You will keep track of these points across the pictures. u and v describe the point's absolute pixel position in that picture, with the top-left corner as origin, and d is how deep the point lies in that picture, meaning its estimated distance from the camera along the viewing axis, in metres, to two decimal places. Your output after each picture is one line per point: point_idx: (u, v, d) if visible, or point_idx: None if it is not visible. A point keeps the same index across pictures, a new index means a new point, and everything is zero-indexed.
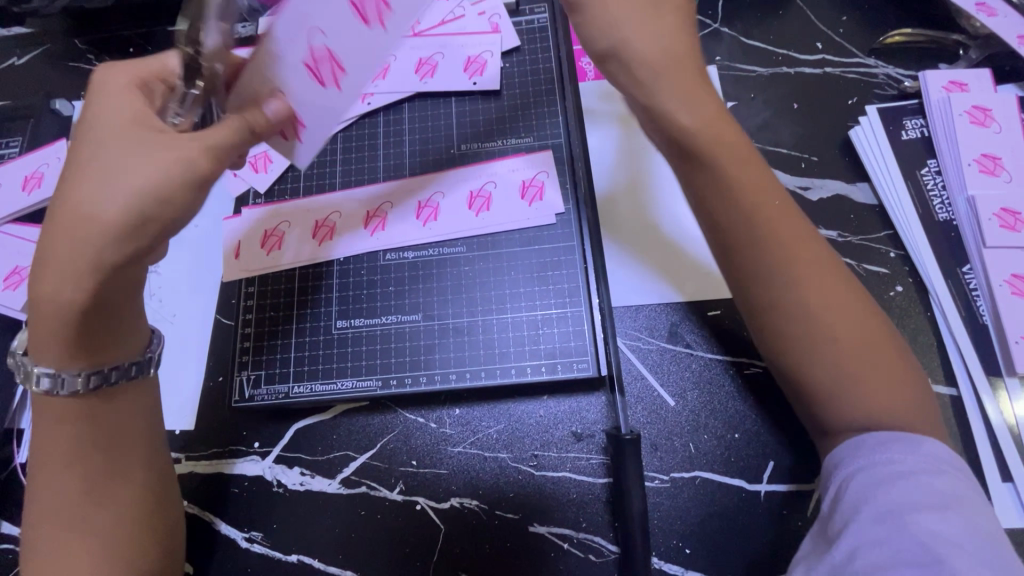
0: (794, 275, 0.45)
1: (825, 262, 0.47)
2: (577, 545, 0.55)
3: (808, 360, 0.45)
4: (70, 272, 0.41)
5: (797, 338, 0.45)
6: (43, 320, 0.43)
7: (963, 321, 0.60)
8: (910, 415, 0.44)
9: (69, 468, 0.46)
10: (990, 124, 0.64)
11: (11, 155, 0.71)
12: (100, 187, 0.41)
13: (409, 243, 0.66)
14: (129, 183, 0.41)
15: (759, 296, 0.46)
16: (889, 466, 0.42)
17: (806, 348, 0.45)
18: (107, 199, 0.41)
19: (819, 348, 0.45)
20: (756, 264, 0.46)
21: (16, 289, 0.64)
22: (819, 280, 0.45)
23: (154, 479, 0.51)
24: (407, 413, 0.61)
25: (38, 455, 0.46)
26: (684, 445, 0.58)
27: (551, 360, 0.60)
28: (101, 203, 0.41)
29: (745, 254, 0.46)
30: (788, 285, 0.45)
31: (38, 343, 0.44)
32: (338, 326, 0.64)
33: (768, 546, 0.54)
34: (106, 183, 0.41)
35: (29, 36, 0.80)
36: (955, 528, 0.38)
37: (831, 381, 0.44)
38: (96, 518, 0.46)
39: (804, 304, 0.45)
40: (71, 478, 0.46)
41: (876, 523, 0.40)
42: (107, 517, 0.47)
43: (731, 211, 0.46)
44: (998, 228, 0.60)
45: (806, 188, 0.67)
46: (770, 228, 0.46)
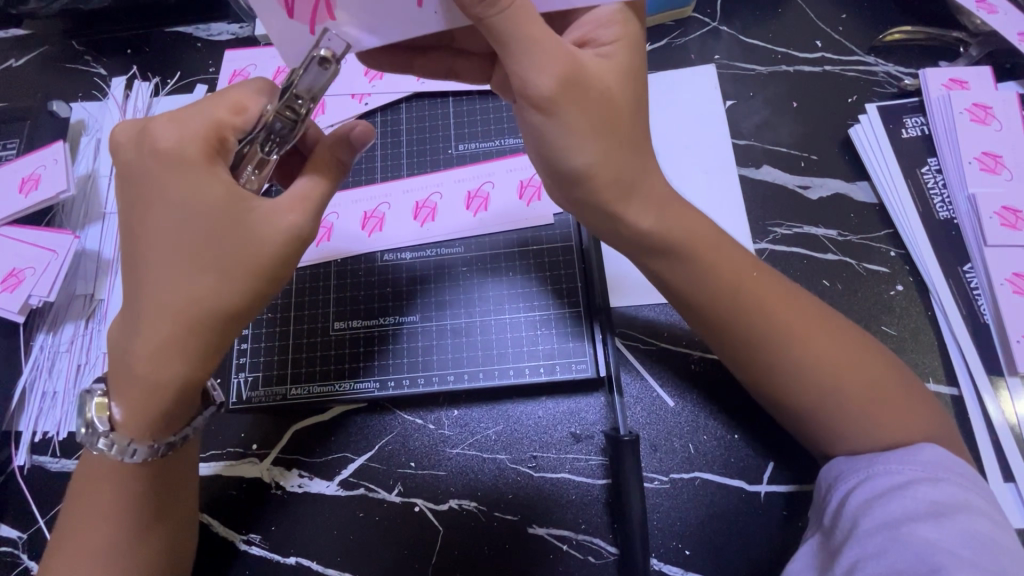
0: (787, 333, 0.48)
1: (814, 315, 0.49)
2: (576, 547, 0.55)
3: (840, 419, 0.46)
4: (194, 351, 0.42)
5: (812, 391, 0.47)
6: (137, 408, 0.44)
7: (964, 320, 0.59)
8: (912, 425, 0.46)
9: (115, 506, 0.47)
10: (991, 122, 0.64)
11: (7, 158, 0.71)
12: (215, 267, 0.42)
13: (406, 244, 0.66)
14: (245, 256, 0.42)
15: (768, 373, 0.48)
16: (886, 478, 0.43)
17: (827, 399, 0.47)
18: (228, 277, 0.42)
19: (841, 401, 0.46)
20: (758, 345, 0.48)
21: (13, 292, 0.63)
22: (814, 337, 0.47)
23: (185, 506, 0.52)
24: (404, 414, 0.61)
25: (86, 491, 0.48)
26: (684, 446, 0.57)
27: (550, 361, 0.60)
28: (221, 283, 0.42)
29: (742, 339, 0.49)
30: (793, 358, 0.47)
31: (128, 422, 0.44)
32: (336, 327, 0.63)
33: (769, 547, 0.53)
34: (218, 262, 0.42)
35: (27, 38, 0.80)
36: (951, 536, 0.39)
37: (858, 422, 0.46)
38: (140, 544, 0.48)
39: (809, 366, 0.47)
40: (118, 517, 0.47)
41: (872, 534, 0.41)
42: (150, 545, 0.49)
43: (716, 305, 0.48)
44: (999, 227, 0.60)
45: (806, 187, 0.66)
46: (754, 297, 0.48)
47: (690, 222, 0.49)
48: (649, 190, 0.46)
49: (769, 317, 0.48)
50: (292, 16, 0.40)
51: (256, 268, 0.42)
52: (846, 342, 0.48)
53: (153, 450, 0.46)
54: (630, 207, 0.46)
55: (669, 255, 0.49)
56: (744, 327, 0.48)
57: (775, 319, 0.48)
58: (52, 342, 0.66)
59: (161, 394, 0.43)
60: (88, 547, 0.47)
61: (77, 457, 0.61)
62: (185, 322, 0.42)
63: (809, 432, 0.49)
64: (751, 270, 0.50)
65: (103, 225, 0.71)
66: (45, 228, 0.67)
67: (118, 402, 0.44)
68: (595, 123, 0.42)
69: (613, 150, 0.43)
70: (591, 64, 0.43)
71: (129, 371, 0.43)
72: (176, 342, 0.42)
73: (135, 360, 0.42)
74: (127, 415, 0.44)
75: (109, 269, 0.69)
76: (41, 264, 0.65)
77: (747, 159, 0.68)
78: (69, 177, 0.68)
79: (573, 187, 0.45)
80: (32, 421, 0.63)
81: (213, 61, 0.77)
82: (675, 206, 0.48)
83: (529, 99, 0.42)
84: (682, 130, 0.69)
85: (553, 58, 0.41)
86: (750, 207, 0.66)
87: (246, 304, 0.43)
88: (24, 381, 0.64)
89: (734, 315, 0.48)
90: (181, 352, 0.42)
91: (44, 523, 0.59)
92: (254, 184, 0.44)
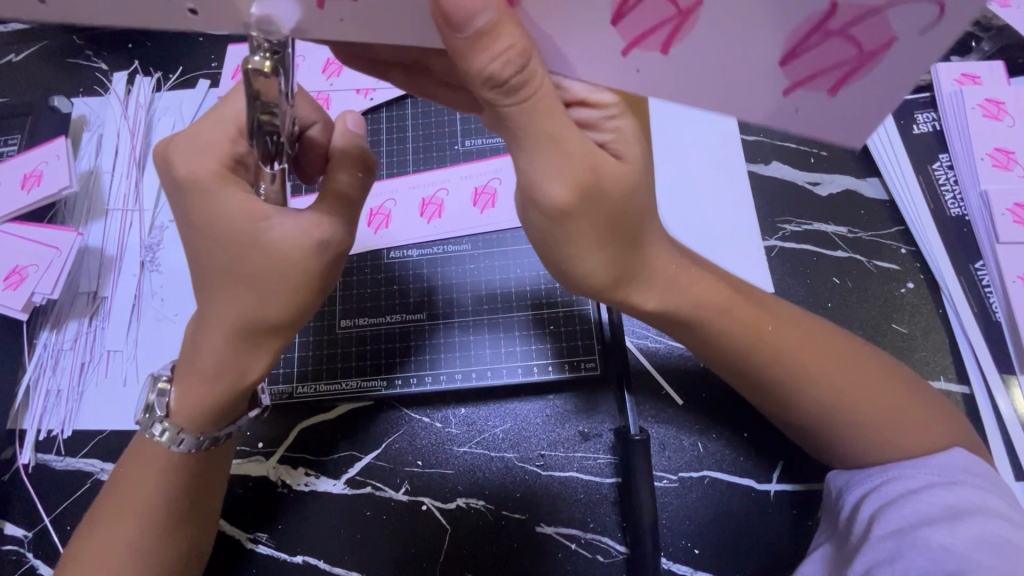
0: (794, 356, 0.46)
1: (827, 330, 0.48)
2: (585, 546, 0.55)
3: (852, 430, 0.46)
4: (248, 352, 0.45)
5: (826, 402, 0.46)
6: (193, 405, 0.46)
7: (975, 318, 0.59)
8: (935, 435, 0.45)
9: (130, 511, 0.47)
10: (1004, 118, 0.63)
11: (9, 153, 0.70)
12: (256, 289, 0.42)
13: (414, 241, 0.65)
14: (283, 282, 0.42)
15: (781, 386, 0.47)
16: (900, 483, 0.44)
17: (842, 409, 0.46)
18: (271, 297, 0.42)
19: (854, 410, 0.46)
20: (773, 358, 0.47)
21: (16, 289, 0.62)
22: (822, 348, 0.47)
23: (201, 518, 0.51)
24: (411, 412, 0.60)
25: (109, 495, 0.49)
26: (693, 444, 0.57)
27: (558, 359, 0.59)
28: (268, 304, 0.43)
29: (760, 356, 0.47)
30: (803, 371, 0.46)
31: (189, 411, 0.46)
32: (343, 324, 0.63)
33: (779, 548, 0.53)
34: (259, 284, 0.42)
35: (26, 32, 0.79)
36: (966, 540, 0.39)
37: (872, 430, 0.46)
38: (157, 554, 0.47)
39: (821, 382, 0.46)
40: (138, 523, 0.47)
41: (887, 539, 0.41)
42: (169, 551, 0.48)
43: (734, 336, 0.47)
44: (1011, 224, 0.60)
45: (816, 184, 0.66)
46: (769, 345, 0.46)
47: (705, 284, 0.46)
48: (654, 270, 0.44)
49: (797, 362, 0.46)
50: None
51: (304, 286, 0.43)
52: (870, 370, 0.47)
53: (198, 442, 0.48)
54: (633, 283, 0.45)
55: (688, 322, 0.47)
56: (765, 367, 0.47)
57: (802, 359, 0.46)
58: (55, 340, 0.66)
59: (214, 382, 0.45)
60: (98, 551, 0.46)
61: (83, 455, 0.61)
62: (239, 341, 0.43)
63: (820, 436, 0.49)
64: (766, 325, 0.47)
65: (106, 223, 0.70)
66: (48, 224, 0.67)
67: (177, 388, 0.47)
68: (600, 233, 0.39)
69: (616, 255, 0.41)
70: (609, 165, 0.38)
71: (194, 366, 0.45)
72: (230, 351, 0.44)
73: (202, 361, 0.45)
74: (181, 401, 0.47)
75: (112, 268, 0.68)
76: (44, 261, 0.64)
77: (756, 155, 0.67)
78: (72, 173, 0.68)
79: (574, 284, 0.44)
80: (34, 420, 0.62)
81: (216, 56, 0.76)
82: (685, 274, 0.46)
83: (540, 207, 0.38)
84: (689, 126, 0.69)
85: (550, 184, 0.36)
86: (759, 202, 0.65)
87: (292, 317, 0.44)
88: (28, 379, 0.64)
89: (768, 360, 0.47)
90: (237, 355, 0.45)
91: (49, 521, 0.58)
92: (274, 198, 0.43)
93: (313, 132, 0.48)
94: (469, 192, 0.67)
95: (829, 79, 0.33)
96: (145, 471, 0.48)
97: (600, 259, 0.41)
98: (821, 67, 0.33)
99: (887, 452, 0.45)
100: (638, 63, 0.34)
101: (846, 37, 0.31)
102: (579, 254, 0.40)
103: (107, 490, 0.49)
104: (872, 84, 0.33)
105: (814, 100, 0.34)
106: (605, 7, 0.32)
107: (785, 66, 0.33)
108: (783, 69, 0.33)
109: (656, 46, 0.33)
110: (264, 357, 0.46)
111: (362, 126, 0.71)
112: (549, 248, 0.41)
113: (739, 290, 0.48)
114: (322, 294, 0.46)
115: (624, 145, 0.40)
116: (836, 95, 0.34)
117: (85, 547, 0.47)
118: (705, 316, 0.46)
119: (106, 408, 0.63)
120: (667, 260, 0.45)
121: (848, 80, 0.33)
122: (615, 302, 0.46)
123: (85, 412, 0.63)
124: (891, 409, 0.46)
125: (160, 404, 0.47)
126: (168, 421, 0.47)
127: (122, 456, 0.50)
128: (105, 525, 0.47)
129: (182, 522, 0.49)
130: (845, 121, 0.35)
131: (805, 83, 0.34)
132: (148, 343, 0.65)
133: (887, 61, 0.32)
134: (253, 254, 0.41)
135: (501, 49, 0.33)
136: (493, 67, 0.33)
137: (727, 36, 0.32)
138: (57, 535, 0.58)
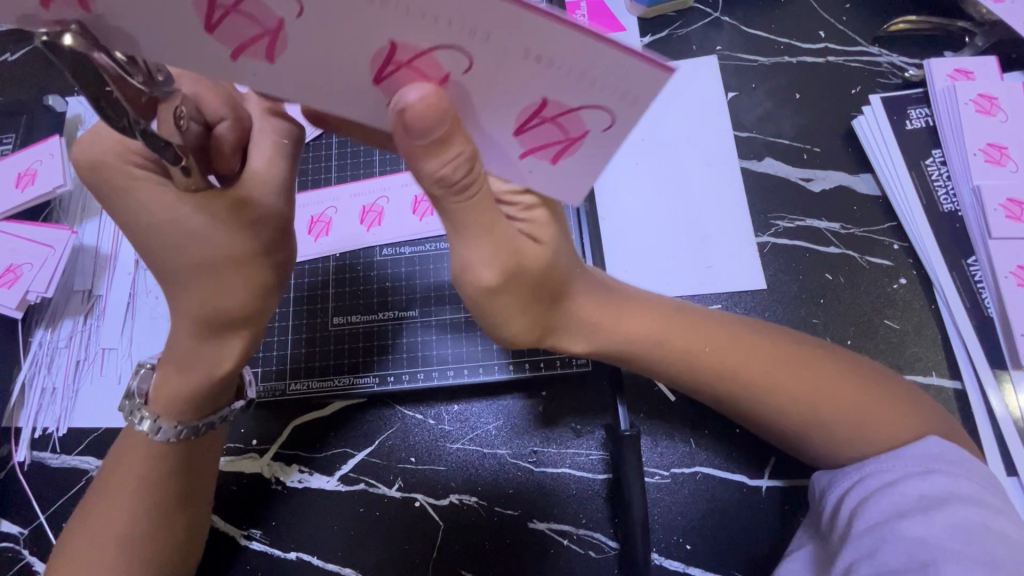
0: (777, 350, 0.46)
1: None
2: (577, 541, 0.55)
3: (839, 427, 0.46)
4: (212, 340, 0.45)
5: (813, 400, 0.46)
6: (168, 389, 0.47)
7: (968, 313, 0.59)
8: (926, 430, 0.45)
9: (120, 506, 0.48)
10: (996, 113, 0.63)
11: (4, 153, 0.70)
12: (206, 279, 0.42)
13: (406, 238, 0.66)
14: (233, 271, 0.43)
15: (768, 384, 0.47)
16: (877, 477, 0.44)
17: (830, 406, 0.46)
18: (222, 282, 0.43)
19: (841, 408, 0.46)
20: (760, 355, 0.47)
21: (11, 287, 0.63)
22: None
23: (192, 514, 0.51)
24: (404, 409, 0.60)
25: (100, 491, 0.49)
26: (685, 440, 0.57)
27: (549, 355, 0.60)
28: (221, 291, 0.43)
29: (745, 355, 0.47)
30: (786, 368, 0.46)
31: (165, 393, 0.47)
32: (336, 322, 0.63)
33: (770, 544, 0.53)
34: (207, 273, 0.42)
35: (21, 32, 0.80)
36: (940, 530, 0.39)
37: (858, 429, 0.46)
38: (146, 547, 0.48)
39: (804, 379, 0.46)
40: (125, 514, 0.47)
41: (865, 533, 0.41)
42: (157, 546, 0.48)
43: None
44: (1004, 219, 0.59)
45: (808, 180, 0.66)
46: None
47: (631, 318, 0.48)
48: None
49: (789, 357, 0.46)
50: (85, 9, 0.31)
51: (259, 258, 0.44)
52: (848, 370, 0.48)
53: (177, 432, 0.48)
54: None
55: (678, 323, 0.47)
56: (736, 372, 0.47)
57: None
58: (50, 338, 0.66)
59: (190, 370, 0.46)
60: (88, 546, 0.47)
61: (79, 452, 0.61)
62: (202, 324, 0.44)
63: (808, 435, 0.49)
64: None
65: (101, 221, 0.70)
66: (42, 223, 0.67)
67: (156, 375, 0.48)
68: (522, 302, 0.43)
69: None
70: None
71: (170, 354, 0.46)
72: (199, 340, 0.45)
73: (179, 348, 0.46)
74: (160, 389, 0.48)
75: (107, 266, 0.69)
76: (38, 260, 0.64)
77: (748, 151, 0.67)
78: (66, 172, 0.68)
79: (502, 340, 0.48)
80: (30, 418, 0.63)
81: None
82: (613, 317, 0.47)
83: (464, 284, 0.42)
84: (682, 122, 0.68)
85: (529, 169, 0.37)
86: (752, 199, 0.65)
87: (252, 303, 0.44)
88: (23, 377, 0.64)
89: (758, 358, 0.47)
90: (200, 345, 0.45)
91: (45, 519, 0.59)
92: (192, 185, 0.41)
93: (223, 129, 0.43)
94: None
95: (551, 150, 0.35)
96: (132, 463, 0.48)
97: (523, 320, 0.44)
98: (543, 142, 0.34)
99: (880, 448, 0.45)
100: (529, 165, 0.37)
101: (557, 126, 0.33)
102: None
103: (97, 483, 0.49)
104: (581, 160, 0.35)
105: (543, 165, 0.36)
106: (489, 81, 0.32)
107: (517, 136, 0.35)
108: (517, 138, 0.35)
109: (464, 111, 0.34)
110: (235, 344, 0.46)
111: None
112: (478, 311, 0.45)
113: (694, 319, 0.49)
114: (281, 266, 0.46)
115: (540, 229, 0.42)
116: (558, 163, 0.36)
117: (76, 541, 0.48)
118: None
119: (101, 405, 0.63)
120: (592, 307, 0.47)
121: (565, 155, 0.35)
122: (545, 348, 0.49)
123: (80, 410, 0.63)
124: (879, 406, 0.46)
125: (140, 391, 0.49)
126: (148, 408, 0.48)
127: (112, 448, 0.51)
128: (96, 520, 0.48)
129: (174, 517, 0.49)
130: (567, 184, 0.37)
131: (533, 152, 0.35)
132: (142, 340, 0.66)
133: (589, 143, 0.34)
134: (194, 247, 0.41)
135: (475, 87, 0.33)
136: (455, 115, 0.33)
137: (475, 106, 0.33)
138: (52, 533, 0.58)
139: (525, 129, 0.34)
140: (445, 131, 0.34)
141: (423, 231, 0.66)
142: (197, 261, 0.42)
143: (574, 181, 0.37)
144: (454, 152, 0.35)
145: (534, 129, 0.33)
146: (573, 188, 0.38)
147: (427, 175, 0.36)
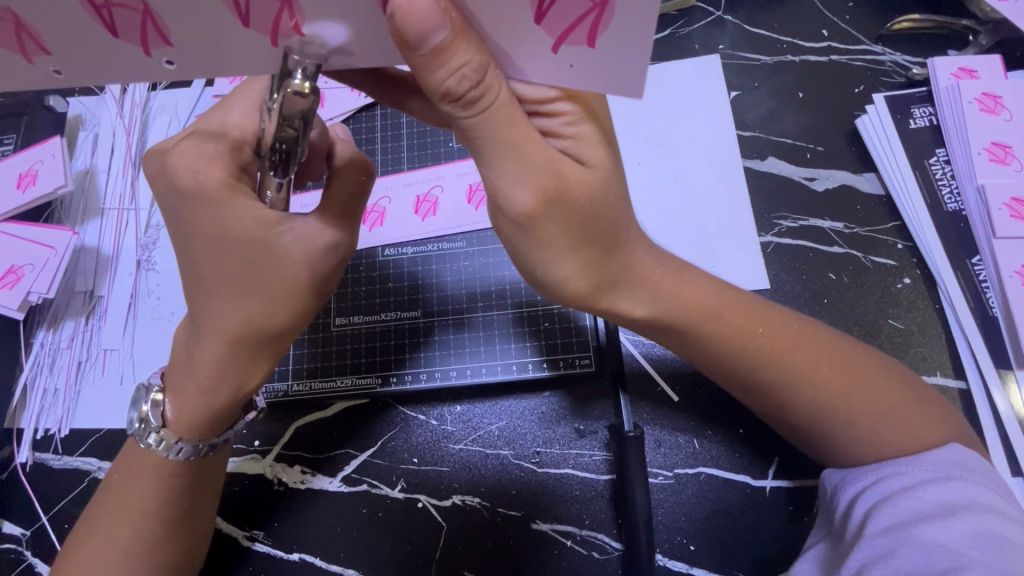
0: (780, 357, 0.46)
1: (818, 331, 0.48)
2: (581, 542, 0.55)
3: (843, 432, 0.46)
4: (246, 362, 0.45)
5: (816, 405, 0.46)
6: (186, 413, 0.46)
7: (972, 313, 0.59)
8: (929, 429, 0.45)
9: (126, 513, 0.47)
10: (1001, 112, 0.63)
11: (4, 152, 0.70)
12: (258, 293, 0.42)
13: (408, 238, 0.65)
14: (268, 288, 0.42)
15: (771, 389, 0.47)
16: (894, 480, 0.43)
17: (834, 410, 0.46)
18: (268, 300, 0.42)
19: (845, 413, 0.46)
20: (764, 361, 0.46)
21: (13, 288, 0.63)
22: (806, 348, 0.47)
23: (197, 521, 0.51)
24: (407, 410, 0.60)
25: (106, 498, 0.49)
26: (689, 440, 0.57)
27: (552, 356, 0.59)
28: (270, 309, 0.43)
29: (748, 358, 0.47)
30: (791, 375, 0.46)
31: (183, 416, 0.46)
32: (337, 322, 0.63)
33: (774, 545, 0.53)
34: (262, 289, 0.42)
35: None
36: (959, 536, 0.38)
37: (862, 433, 0.45)
38: (151, 556, 0.48)
39: (807, 385, 0.46)
40: (130, 524, 0.47)
41: (881, 536, 0.41)
42: (163, 554, 0.48)
43: (728, 332, 0.46)
44: (1009, 218, 0.59)
45: (811, 179, 0.65)
46: (767, 345, 0.46)
47: (683, 295, 0.46)
48: (645, 260, 0.44)
49: (790, 361, 0.46)
50: (116, 36, 0.33)
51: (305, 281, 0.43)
52: (863, 369, 0.47)
53: (196, 448, 0.48)
54: (624, 292, 0.44)
55: (677, 331, 0.47)
56: None
57: (789, 363, 0.46)
58: (52, 339, 0.66)
59: (213, 393, 0.45)
60: (93, 553, 0.47)
61: (81, 453, 0.61)
62: (233, 342, 0.43)
63: (812, 438, 0.48)
64: (755, 327, 0.47)
65: (102, 221, 0.70)
66: (43, 224, 0.66)
67: (172, 397, 0.47)
68: (572, 238, 0.39)
69: (591, 284, 0.43)
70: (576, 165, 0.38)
71: (190, 375, 0.45)
72: (225, 361, 0.44)
73: (199, 369, 0.45)
74: (178, 412, 0.47)
75: (109, 267, 0.68)
76: (40, 261, 0.64)
77: (751, 150, 0.67)
78: (67, 172, 0.68)
79: (554, 293, 0.44)
80: (33, 419, 0.62)
81: None
82: (673, 278, 0.46)
83: (507, 214, 0.39)
84: (685, 121, 0.68)
85: (531, 169, 0.37)
86: (754, 199, 0.65)
87: (294, 322, 0.44)
88: (25, 379, 0.64)
89: (765, 362, 0.46)
90: (231, 366, 0.44)
91: (47, 520, 0.58)
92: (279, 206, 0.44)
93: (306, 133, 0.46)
94: (464, 190, 0.67)
95: (582, 31, 0.31)
96: (139, 469, 0.48)
97: (577, 265, 0.41)
98: (569, 23, 0.31)
99: (881, 449, 0.45)
100: (572, 59, 0.33)
101: None
102: (555, 261, 0.41)
103: (105, 490, 0.49)
104: (619, 34, 0.31)
105: (581, 52, 0.32)
106: (524, 6, 0.30)
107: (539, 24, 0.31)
108: (541, 27, 0.32)
109: (521, 17, 0.31)
110: (263, 366, 0.46)
111: (356, 125, 0.71)
112: (524, 254, 0.41)
113: (738, 299, 0.48)
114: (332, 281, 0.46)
115: (586, 148, 0.39)
116: (597, 45, 0.32)
117: (80, 549, 0.47)
118: (699, 318, 0.46)
119: (102, 406, 0.63)
120: (650, 265, 0.45)
121: (600, 29, 0.31)
122: (601, 311, 0.46)
123: (82, 410, 0.63)
124: (884, 408, 0.45)
125: (155, 413, 0.47)
126: (165, 430, 0.47)
127: (120, 461, 0.50)
128: (101, 529, 0.48)
129: (179, 523, 0.49)
130: (618, 71, 0.33)
131: (564, 39, 0.32)
132: (143, 341, 0.65)
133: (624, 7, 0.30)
134: (256, 257, 0.42)
135: (457, 65, 0.33)
136: (448, 83, 0.34)
137: (504, 22, 0.32)
138: (55, 534, 0.58)
139: (545, 11, 0.30)
140: (445, 39, 0.32)
141: (428, 230, 0.66)
142: (252, 273, 0.42)
143: (625, 66, 0.32)
144: (458, 62, 0.33)
145: (555, 6, 0.30)
146: (621, 78, 0.33)
147: (433, 88, 0.35)
